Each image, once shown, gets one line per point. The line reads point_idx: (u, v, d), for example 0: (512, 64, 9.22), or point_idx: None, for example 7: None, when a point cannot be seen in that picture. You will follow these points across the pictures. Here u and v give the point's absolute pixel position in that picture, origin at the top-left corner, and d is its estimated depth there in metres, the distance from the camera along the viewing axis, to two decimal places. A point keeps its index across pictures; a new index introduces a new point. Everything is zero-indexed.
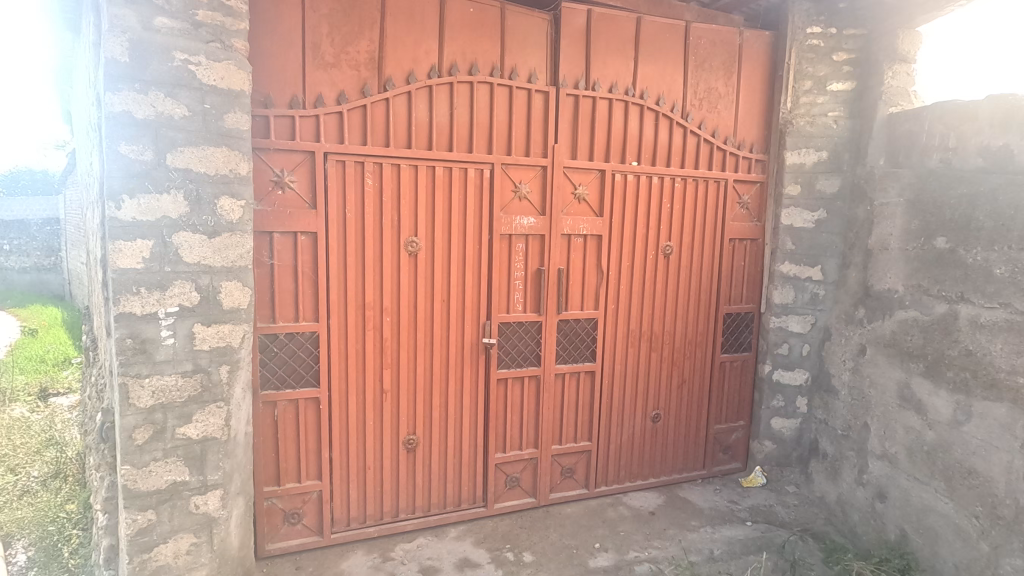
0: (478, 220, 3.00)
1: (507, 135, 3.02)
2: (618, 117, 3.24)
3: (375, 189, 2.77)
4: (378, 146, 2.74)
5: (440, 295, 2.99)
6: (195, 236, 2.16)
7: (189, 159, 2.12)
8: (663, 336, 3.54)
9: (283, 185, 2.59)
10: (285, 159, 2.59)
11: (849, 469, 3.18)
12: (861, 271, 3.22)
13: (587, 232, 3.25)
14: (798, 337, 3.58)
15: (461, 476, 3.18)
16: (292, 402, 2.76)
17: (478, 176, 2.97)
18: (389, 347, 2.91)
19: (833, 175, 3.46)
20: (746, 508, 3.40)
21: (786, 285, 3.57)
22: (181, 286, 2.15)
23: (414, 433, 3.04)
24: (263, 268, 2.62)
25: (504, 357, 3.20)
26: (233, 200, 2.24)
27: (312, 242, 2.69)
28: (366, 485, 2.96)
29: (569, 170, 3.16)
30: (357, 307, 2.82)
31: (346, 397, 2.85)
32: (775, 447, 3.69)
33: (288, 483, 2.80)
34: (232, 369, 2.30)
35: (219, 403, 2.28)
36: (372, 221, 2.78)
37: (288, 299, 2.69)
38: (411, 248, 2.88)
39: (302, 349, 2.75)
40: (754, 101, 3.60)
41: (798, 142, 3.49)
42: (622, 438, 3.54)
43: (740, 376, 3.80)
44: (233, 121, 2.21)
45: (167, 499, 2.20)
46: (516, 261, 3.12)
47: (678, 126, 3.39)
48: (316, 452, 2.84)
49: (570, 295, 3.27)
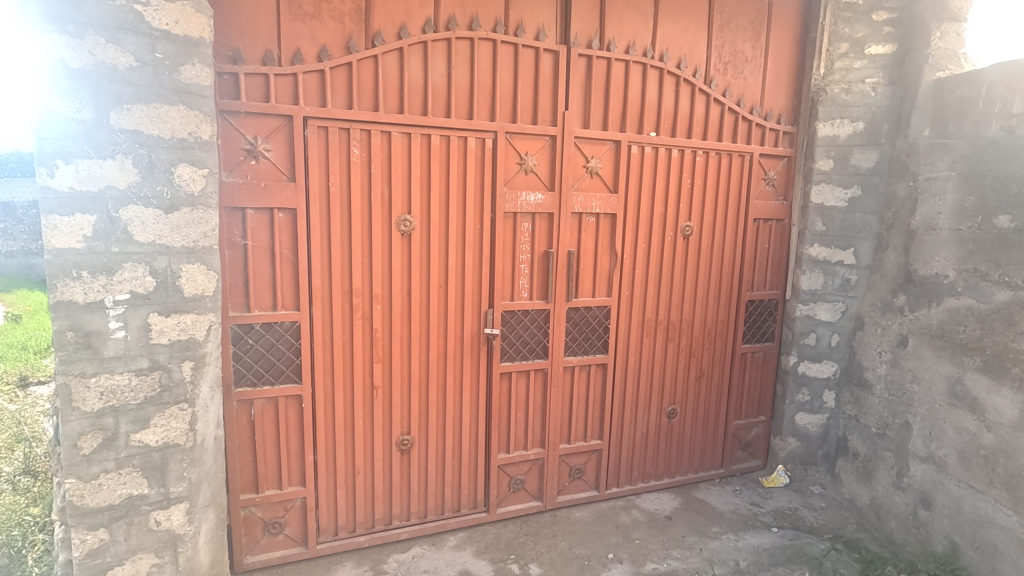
0: (479, 196, 2.67)
1: (513, 100, 2.68)
2: (635, 82, 2.90)
3: (362, 160, 2.45)
4: (365, 111, 2.41)
5: (437, 279, 2.67)
6: (147, 211, 1.83)
7: (140, 120, 1.79)
8: (680, 325, 3.24)
9: (257, 154, 2.28)
10: (260, 125, 2.27)
11: (885, 471, 2.91)
12: (901, 255, 2.95)
13: (600, 211, 2.93)
14: (826, 327, 3.30)
15: (461, 478, 2.89)
16: (270, 401, 2.47)
17: (479, 146, 2.64)
18: (379, 338, 2.61)
19: (870, 149, 3.15)
20: (770, 512, 3.14)
21: (815, 270, 3.29)
22: (131, 270, 1.83)
23: (409, 433, 2.74)
24: (235, 250, 2.31)
25: (508, 349, 2.89)
26: (193, 169, 1.92)
27: (292, 220, 2.38)
28: (355, 490, 2.68)
29: (580, 140, 2.83)
30: (343, 294, 2.51)
31: (332, 394, 2.56)
32: (799, 445, 3.42)
33: (267, 490, 2.52)
34: (197, 365, 2.00)
35: (182, 404, 1.98)
36: (359, 197, 2.46)
37: (264, 284, 2.38)
38: (404, 227, 2.56)
39: (282, 341, 2.45)
40: (784, 68, 3.27)
41: (832, 112, 3.18)
42: (636, 437, 3.25)
43: (762, 369, 3.51)
44: (190, 74, 1.88)
45: (123, 516, 1.90)
46: (522, 243, 2.80)
47: (702, 94, 3.05)
48: (299, 456, 2.56)
49: (581, 281, 2.96)
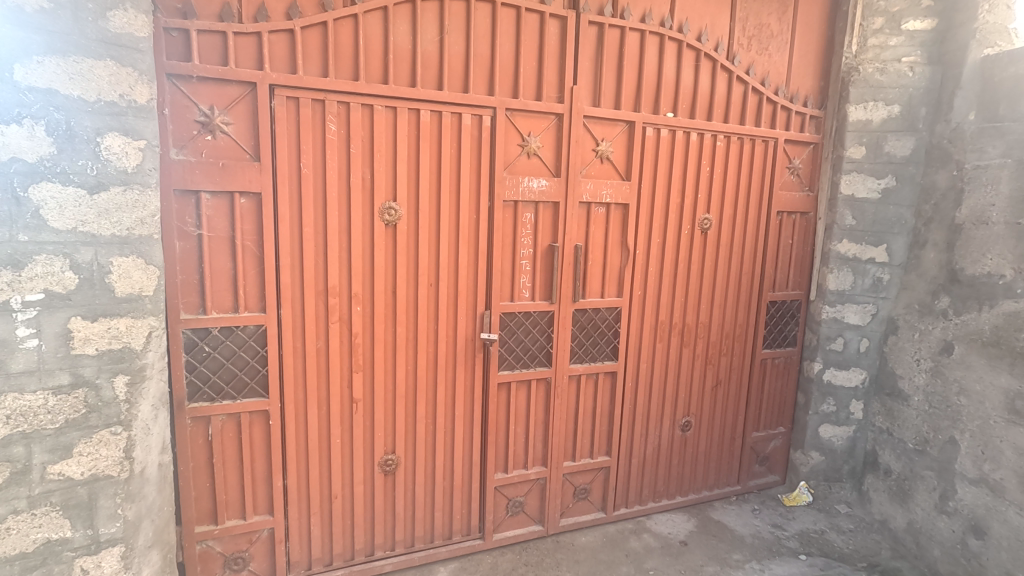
0: (475, 182, 2.34)
1: (515, 72, 2.35)
2: (651, 55, 2.57)
3: (340, 137, 2.10)
4: (344, 80, 2.07)
5: (426, 277, 2.33)
6: (66, 190, 1.47)
7: (54, 76, 1.43)
8: (696, 329, 2.93)
9: (213, 128, 1.92)
10: (218, 94, 1.92)
11: (925, 492, 2.63)
12: (943, 252, 2.66)
13: (611, 200, 2.60)
14: (854, 331, 3.00)
15: (453, 502, 2.57)
16: (231, 417, 2.12)
17: (476, 125, 2.30)
18: (360, 344, 2.27)
19: (906, 135, 2.85)
20: (795, 535, 2.84)
21: (843, 269, 2.99)
22: (45, 264, 1.46)
23: (393, 452, 2.41)
24: (188, 242, 1.96)
25: (507, 356, 2.55)
26: (125, 140, 1.57)
27: (256, 207, 2.03)
28: (332, 518, 2.34)
29: (590, 120, 2.50)
30: (317, 293, 2.17)
31: (305, 409, 2.22)
32: (823, 460, 3.13)
33: (228, 521, 2.17)
34: (133, 380, 1.65)
35: (115, 428, 1.63)
36: (336, 181, 2.11)
37: (224, 281, 2.03)
38: (389, 216, 2.21)
39: (245, 349, 2.09)
40: (812, 46, 2.96)
41: (864, 94, 2.88)
42: (647, 452, 2.94)
43: (783, 376, 3.22)
44: (120, 22, 1.53)
45: (38, 566, 1.54)
46: (522, 235, 2.46)
47: (724, 71, 2.74)
48: (267, 480, 2.22)
49: (589, 279, 2.63)
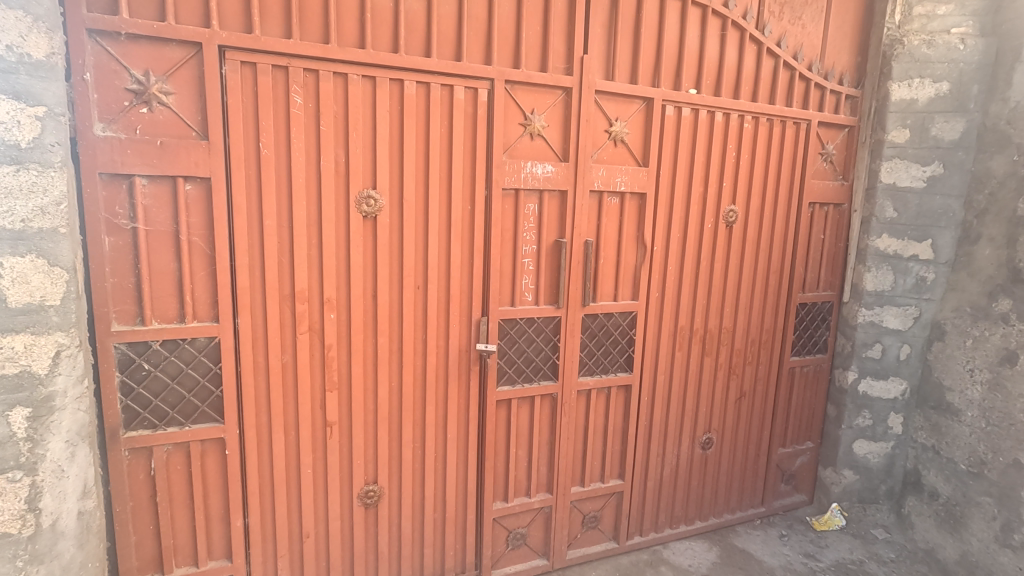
0: (470, 167, 1.99)
1: (517, 38, 2.00)
2: (672, 23, 2.24)
3: (307, 113, 1.75)
4: (312, 43, 1.72)
5: (413, 278, 1.99)
6: None
7: None
8: (719, 335, 2.60)
9: (148, 99, 1.57)
10: (154, 56, 1.57)
11: (982, 521, 2.34)
12: (1002, 248, 2.35)
13: (625, 189, 2.26)
14: (895, 336, 2.68)
15: (445, 536, 2.24)
16: (179, 447, 1.77)
17: (470, 101, 1.96)
18: (335, 358, 1.93)
19: (955, 117, 2.50)
20: (830, 567, 2.53)
21: (883, 267, 2.66)
22: None
23: (375, 482, 2.07)
24: (120, 238, 1.61)
25: (507, 368, 2.21)
26: (16, 106, 1.22)
27: (205, 195, 1.68)
28: (303, 561, 2.00)
29: (602, 97, 2.16)
30: (282, 299, 1.82)
31: (270, 436, 1.89)
32: (857, 479, 2.82)
33: (178, 569, 1.84)
34: (36, 414, 1.30)
35: (14, 475, 1.28)
36: (303, 165, 1.77)
37: (168, 286, 1.68)
38: (367, 207, 1.87)
39: (194, 367, 1.74)
40: (849, 16, 2.62)
41: (909, 69, 2.54)
42: (664, 473, 2.62)
43: (812, 386, 2.90)
44: None
45: None
46: (525, 230, 2.13)
47: (752, 43, 2.40)
48: (224, 520, 1.88)
49: (600, 280, 2.30)
